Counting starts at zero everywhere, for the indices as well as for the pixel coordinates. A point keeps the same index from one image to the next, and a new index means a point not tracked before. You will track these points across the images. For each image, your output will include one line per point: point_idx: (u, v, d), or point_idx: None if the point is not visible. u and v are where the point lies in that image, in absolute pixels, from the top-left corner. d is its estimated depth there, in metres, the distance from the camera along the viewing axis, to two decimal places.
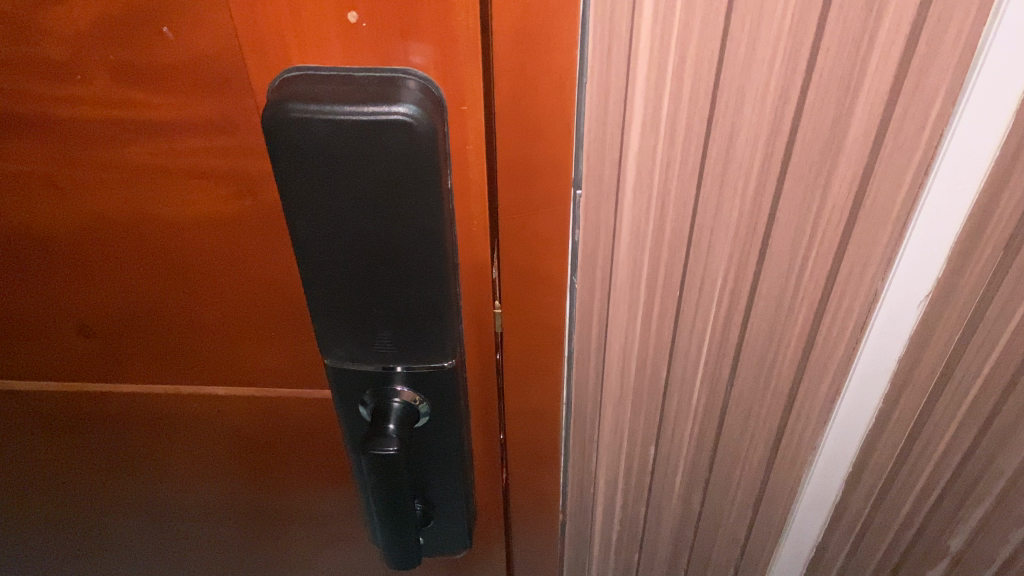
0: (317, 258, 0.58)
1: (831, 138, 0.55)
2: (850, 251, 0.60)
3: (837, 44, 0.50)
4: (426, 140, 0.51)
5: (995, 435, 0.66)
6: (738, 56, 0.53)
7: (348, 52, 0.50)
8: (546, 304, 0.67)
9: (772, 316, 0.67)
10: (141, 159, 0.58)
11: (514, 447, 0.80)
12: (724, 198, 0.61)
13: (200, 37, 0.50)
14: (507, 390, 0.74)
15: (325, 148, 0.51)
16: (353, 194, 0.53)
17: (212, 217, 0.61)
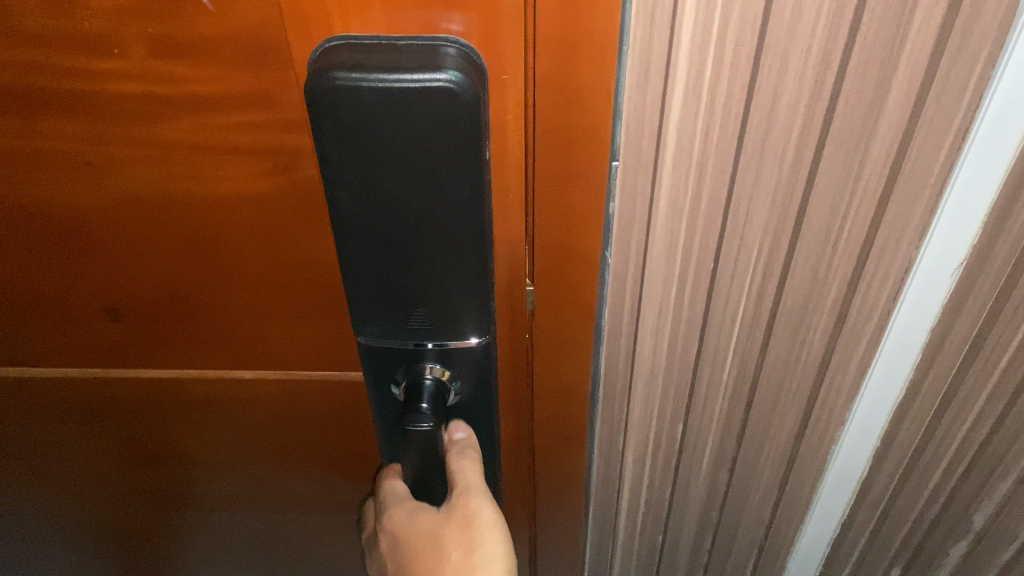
0: (355, 231, 0.57)
1: (873, 102, 0.55)
2: (887, 220, 0.60)
3: (882, 5, 0.50)
4: (469, 107, 0.50)
5: (1021, 413, 0.65)
6: (783, 21, 0.52)
7: (391, 21, 0.50)
8: (578, 279, 0.67)
9: (807, 289, 0.67)
10: (173, 135, 0.57)
11: (541, 425, 0.79)
12: (764, 166, 0.61)
13: (241, 8, 0.49)
14: (538, 369, 0.74)
15: (368, 118, 0.50)
16: (394, 164, 0.53)
17: (246, 195, 0.60)
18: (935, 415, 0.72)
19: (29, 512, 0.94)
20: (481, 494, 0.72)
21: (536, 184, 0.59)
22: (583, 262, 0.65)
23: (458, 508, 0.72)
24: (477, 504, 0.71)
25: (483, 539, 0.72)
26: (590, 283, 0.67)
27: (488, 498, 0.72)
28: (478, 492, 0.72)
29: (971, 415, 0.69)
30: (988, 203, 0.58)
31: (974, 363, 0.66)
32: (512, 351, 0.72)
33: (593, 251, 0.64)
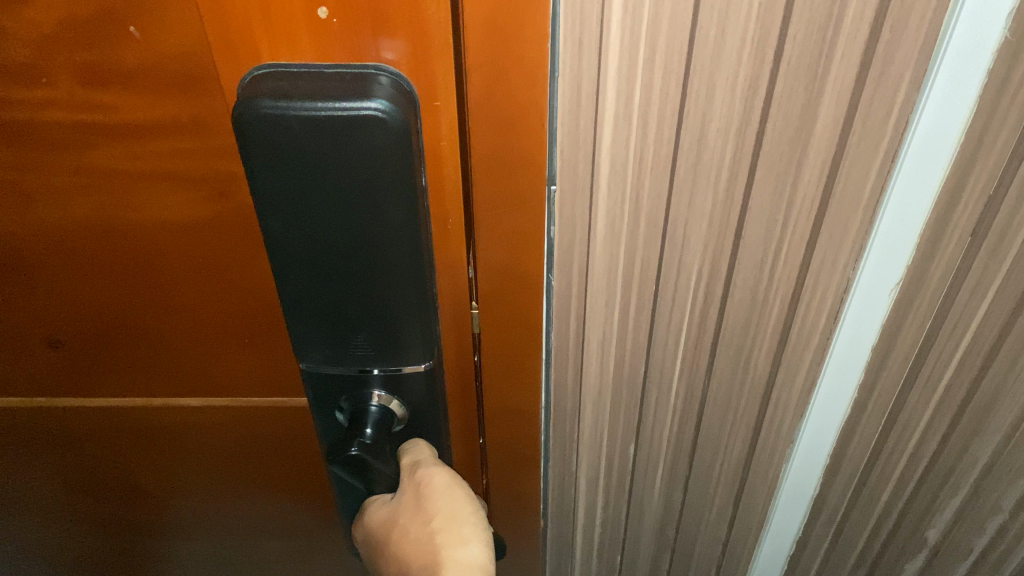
0: (292, 259, 0.57)
1: (800, 126, 0.55)
2: (821, 242, 0.61)
3: (803, 31, 0.51)
4: (399, 135, 0.50)
5: (963, 433, 0.65)
6: (708, 45, 0.54)
7: (319, 47, 0.49)
8: (520, 302, 0.67)
9: (747, 307, 0.67)
10: (107, 163, 0.56)
11: (493, 448, 0.80)
12: (698, 188, 0.61)
13: (171, 35, 0.49)
14: (486, 393, 0.74)
15: (298, 145, 0.50)
16: (327, 192, 0.53)
17: (187, 223, 0.60)
18: (881, 433, 0.72)
19: None
20: (430, 463, 0.71)
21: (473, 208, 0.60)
22: (525, 286, 0.66)
23: (409, 481, 0.71)
24: (426, 471, 0.70)
25: (438, 503, 0.69)
26: (533, 307, 0.67)
27: (439, 465, 0.71)
28: (428, 463, 0.71)
29: (915, 433, 0.69)
30: (923, 217, 0.57)
31: (915, 381, 0.66)
32: (461, 376, 0.73)
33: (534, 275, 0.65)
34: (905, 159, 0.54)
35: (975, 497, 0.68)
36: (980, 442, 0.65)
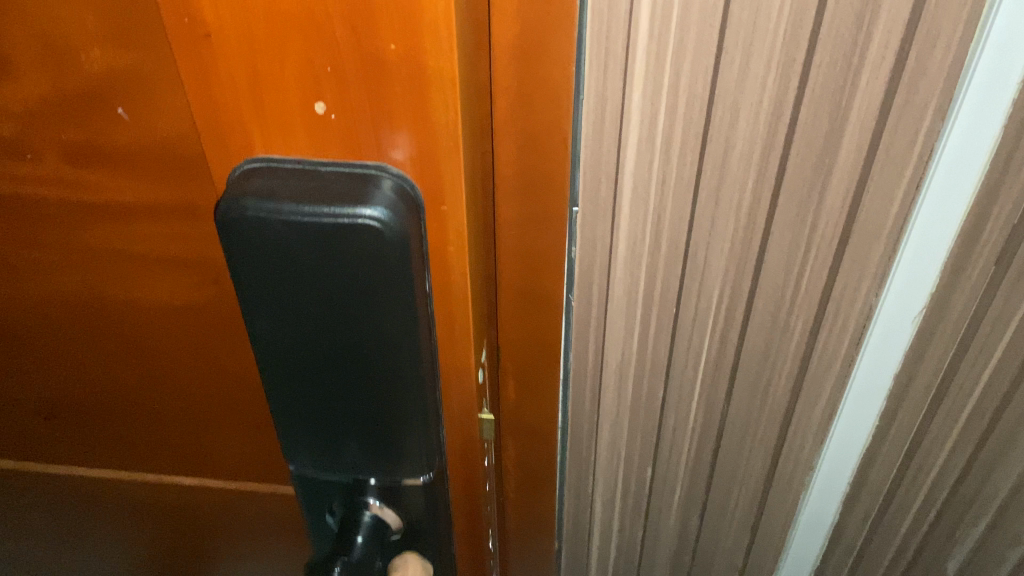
0: (278, 367, 0.49)
1: (823, 154, 0.54)
2: (845, 268, 0.59)
3: (828, 60, 0.50)
4: (397, 249, 0.42)
5: (983, 464, 0.64)
6: (731, 73, 0.52)
7: (317, 142, 0.42)
8: (541, 330, 0.66)
9: (767, 333, 0.66)
10: (98, 245, 0.57)
11: (511, 468, 0.79)
12: (719, 214, 0.60)
13: (157, 124, 0.49)
14: (502, 411, 0.74)
15: (283, 252, 0.43)
16: (314, 298, 0.45)
17: (187, 313, 0.62)
18: (902, 463, 0.71)
19: None
20: None
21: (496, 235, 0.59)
22: (545, 316, 0.65)
23: None
24: None
25: None
26: (554, 338, 0.66)
27: None
28: None
29: (940, 460, 0.68)
30: (947, 244, 0.56)
31: (937, 411, 0.65)
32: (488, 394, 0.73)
33: (554, 307, 0.64)
34: (924, 195, 0.54)
35: (998, 526, 0.66)
36: (1001, 471, 0.64)
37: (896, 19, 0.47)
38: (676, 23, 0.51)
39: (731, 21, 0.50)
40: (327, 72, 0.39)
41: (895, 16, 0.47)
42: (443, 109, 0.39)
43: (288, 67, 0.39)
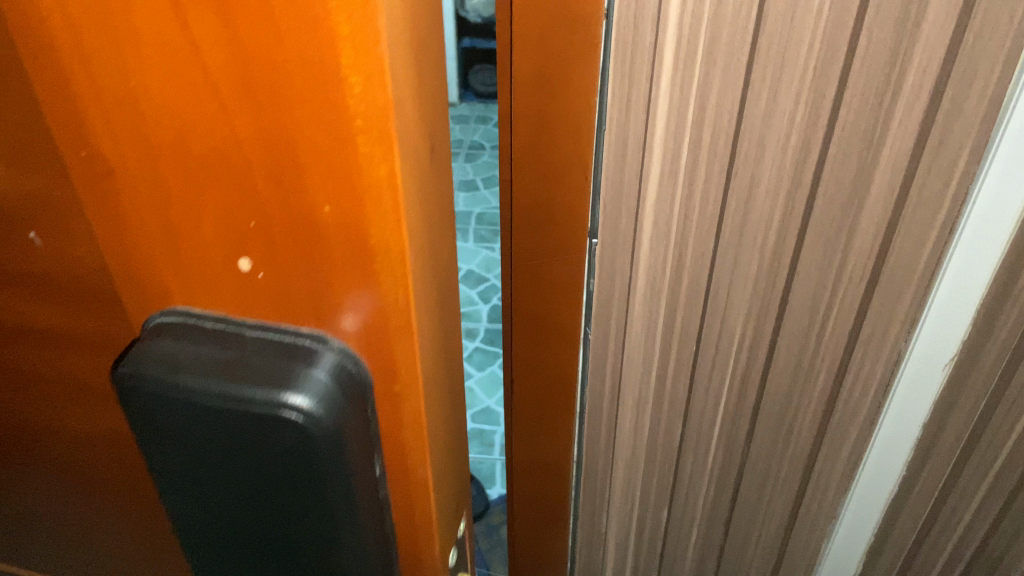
0: (207, 539, 0.45)
1: (853, 193, 0.53)
2: (872, 312, 0.57)
3: (859, 96, 0.48)
4: (315, 442, 0.37)
5: (993, 554, 0.60)
6: (760, 106, 0.52)
7: (241, 300, 0.39)
8: (557, 337, 0.71)
9: (791, 374, 0.64)
10: (25, 360, 0.53)
11: (522, 478, 0.85)
12: (743, 250, 0.59)
13: (71, 253, 0.44)
14: (517, 424, 0.80)
15: (197, 429, 0.39)
16: (235, 478, 0.41)
17: (105, 439, 0.56)
18: (917, 539, 0.66)
19: None
20: None
21: (515, 245, 0.66)
22: (562, 323, 0.70)
23: None
24: None
25: None
26: (569, 344, 0.72)
27: None
28: None
29: (946, 549, 0.64)
30: (969, 315, 0.53)
31: (950, 493, 0.61)
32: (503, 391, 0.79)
33: (571, 316, 0.69)
34: (952, 253, 0.51)
35: None
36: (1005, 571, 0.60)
37: (931, 59, 0.45)
38: (703, 54, 0.51)
39: (760, 54, 0.50)
40: (252, 226, 0.36)
41: (930, 56, 0.45)
42: (384, 283, 0.35)
43: (211, 222, 0.36)
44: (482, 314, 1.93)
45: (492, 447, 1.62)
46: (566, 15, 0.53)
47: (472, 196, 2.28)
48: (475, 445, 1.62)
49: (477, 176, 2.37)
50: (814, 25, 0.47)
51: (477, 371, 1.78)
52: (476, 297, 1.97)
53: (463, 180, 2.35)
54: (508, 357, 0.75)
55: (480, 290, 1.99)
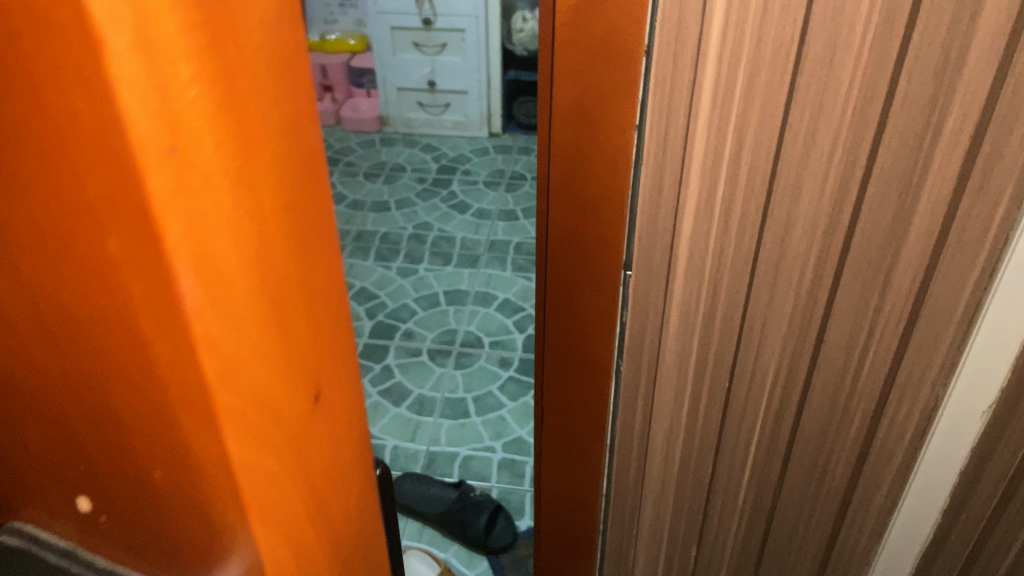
0: None
1: (890, 235, 0.52)
2: (909, 355, 0.56)
3: (897, 139, 0.48)
4: None
5: None
6: (797, 146, 0.52)
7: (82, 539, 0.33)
8: (588, 366, 0.72)
9: (825, 416, 0.63)
10: None
11: (549, 501, 0.85)
12: (778, 289, 0.59)
13: None
14: (547, 449, 0.81)
15: None
16: None
17: None
18: None
19: None
20: None
21: (549, 274, 0.67)
22: (594, 353, 0.71)
23: None
24: None
25: None
26: (601, 374, 0.73)
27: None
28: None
29: None
30: (1004, 368, 0.52)
31: (985, 548, 0.59)
32: (536, 415, 0.80)
33: (603, 347, 0.70)
34: (992, 298, 0.50)
35: None
36: None
37: (970, 105, 0.45)
38: (742, 94, 0.51)
39: (798, 96, 0.50)
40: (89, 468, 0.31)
41: (969, 103, 0.45)
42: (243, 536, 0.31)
43: (40, 460, 0.31)
44: (517, 342, 1.92)
45: (522, 478, 1.61)
46: (606, 53, 0.55)
47: (511, 226, 2.30)
48: (505, 474, 1.62)
49: (517, 205, 2.38)
50: (854, 67, 0.47)
51: (509, 400, 1.78)
52: (511, 326, 1.97)
53: (503, 209, 2.36)
54: (540, 383, 0.76)
55: (516, 319, 1.99)
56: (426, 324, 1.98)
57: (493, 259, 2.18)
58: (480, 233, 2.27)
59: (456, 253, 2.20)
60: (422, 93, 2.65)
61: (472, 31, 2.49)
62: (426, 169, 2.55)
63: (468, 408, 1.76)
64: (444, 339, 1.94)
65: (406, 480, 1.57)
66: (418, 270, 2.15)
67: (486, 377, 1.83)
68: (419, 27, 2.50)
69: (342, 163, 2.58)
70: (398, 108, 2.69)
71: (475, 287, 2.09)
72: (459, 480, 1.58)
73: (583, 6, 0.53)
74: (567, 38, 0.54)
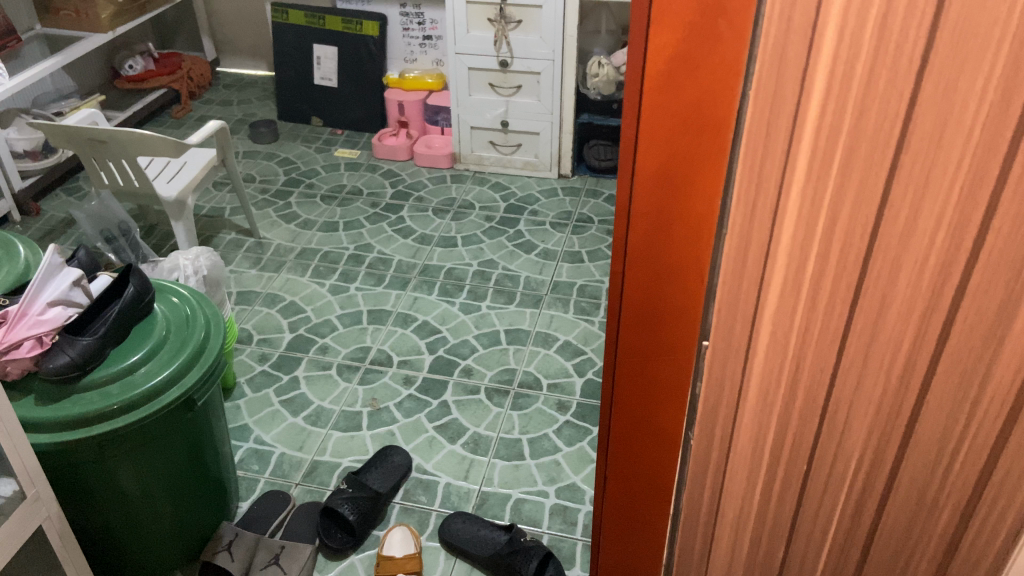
0: None
1: (995, 323, 0.51)
2: (1013, 450, 0.54)
3: (1009, 224, 0.47)
4: None
5: None
6: (897, 225, 0.49)
7: None
8: (657, 432, 0.69)
9: (913, 506, 0.61)
10: None
11: (607, 567, 0.83)
12: (867, 372, 0.56)
13: None
14: (608, 515, 0.78)
15: None
16: None
17: None
18: None
19: (91, 452, 1.22)
20: None
21: (622, 339, 0.64)
22: (663, 419, 0.68)
23: None
24: None
25: None
26: (670, 441, 0.69)
27: None
28: None
29: None
30: None
31: None
32: (597, 481, 0.77)
33: (674, 413, 0.67)
34: None
35: None
36: None
37: None
38: (839, 167, 0.48)
39: (900, 174, 0.47)
40: None
41: None
42: None
43: None
44: (575, 386, 1.89)
45: (574, 526, 1.57)
46: (696, 119, 0.52)
47: (576, 267, 2.28)
48: (557, 521, 1.58)
49: (583, 248, 2.37)
50: (963, 148, 0.46)
51: (565, 444, 1.75)
52: (571, 369, 1.94)
53: (568, 251, 2.35)
54: (606, 445, 0.73)
55: (576, 362, 1.96)
56: (486, 361, 1.97)
57: (556, 300, 2.17)
58: (544, 274, 2.26)
59: (519, 292, 2.19)
60: (495, 132, 2.67)
61: (548, 74, 2.49)
62: (494, 208, 2.56)
63: (523, 450, 1.73)
64: (502, 377, 1.92)
65: (457, 519, 1.56)
66: (480, 307, 2.14)
67: (543, 420, 1.81)
68: (495, 69, 2.52)
69: (413, 198, 2.60)
70: (471, 146, 2.72)
71: (536, 327, 2.07)
72: (509, 523, 1.55)
73: (674, 69, 0.50)
74: (656, 102, 0.52)
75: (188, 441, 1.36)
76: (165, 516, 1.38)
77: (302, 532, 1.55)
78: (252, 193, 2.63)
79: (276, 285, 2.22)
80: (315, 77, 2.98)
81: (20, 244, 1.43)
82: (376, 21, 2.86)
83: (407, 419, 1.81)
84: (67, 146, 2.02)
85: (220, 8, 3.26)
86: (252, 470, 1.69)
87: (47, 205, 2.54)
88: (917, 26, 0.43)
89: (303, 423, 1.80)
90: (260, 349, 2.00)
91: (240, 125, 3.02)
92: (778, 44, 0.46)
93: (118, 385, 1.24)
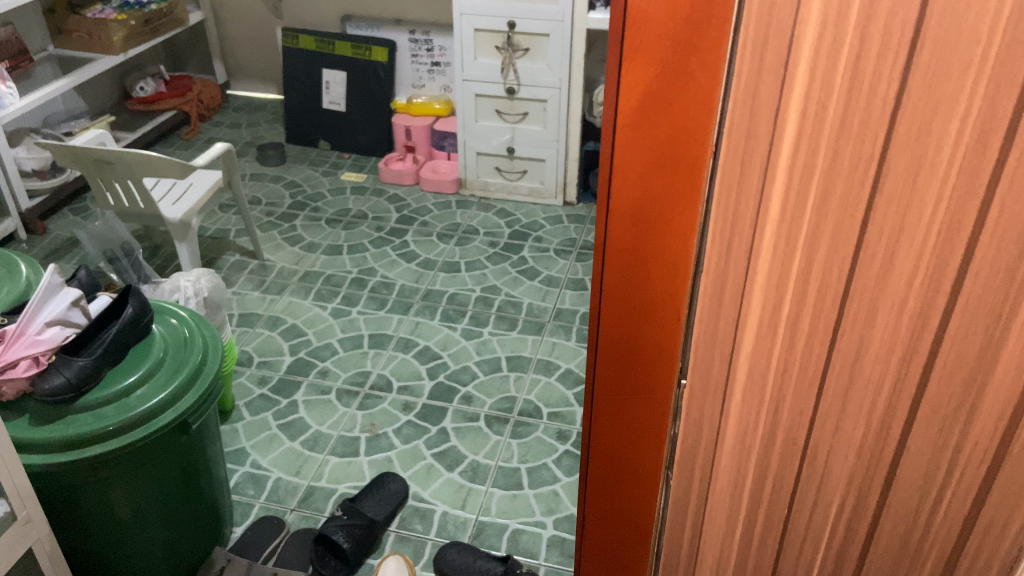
0: None
1: (975, 369, 0.49)
2: (992, 504, 0.53)
3: (987, 270, 0.46)
4: None
5: None
6: (872, 268, 0.48)
7: None
8: (635, 471, 0.67)
9: (894, 557, 0.59)
10: None
11: None
12: (847, 415, 0.54)
13: None
14: (587, 557, 0.76)
15: None
16: None
17: None
18: None
19: (84, 473, 1.20)
20: None
21: (599, 376, 0.63)
22: (642, 457, 0.66)
23: None
24: None
25: None
26: (649, 482, 0.67)
27: None
28: None
29: None
30: None
31: None
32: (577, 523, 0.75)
33: (651, 451, 0.66)
34: None
35: None
36: None
37: None
38: (813, 209, 0.47)
39: (876, 216, 0.46)
40: None
41: None
42: None
43: None
44: (576, 416, 1.87)
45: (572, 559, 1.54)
46: (669, 155, 0.51)
47: (579, 295, 2.27)
48: (554, 553, 1.56)
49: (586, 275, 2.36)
50: (939, 189, 0.45)
51: (564, 474, 1.73)
52: (572, 399, 1.92)
53: (572, 278, 2.34)
54: (584, 484, 0.71)
55: (576, 392, 1.94)
56: (486, 389, 1.94)
57: (559, 327, 2.15)
58: (547, 301, 2.25)
59: (522, 319, 2.18)
60: (501, 159, 2.67)
61: (554, 102, 2.49)
62: (498, 233, 2.55)
63: (522, 480, 1.71)
64: (503, 405, 1.90)
65: (453, 549, 1.53)
66: (482, 333, 2.12)
67: (543, 449, 1.78)
68: (502, 95, 2.53)
69: (417, 223, 2.60)
70: (476, 172, 2.72)
71: (538, 354, 2.06)
72: (506, 554, 1.52)
73: (647, 105, 0.49)
74: (629, 137, 0.50)
75: (182, 464, 1.34)
76: (157, 540, 1.36)
77: (297, 562, 1.53)
78: (257, 215, 2.63)
79: (278, 308, 2.21)
80: (323, 102, 3.00)
81: (22, 263, 1.43)
82: (385, 47, 2.88)
83: (406, 446, 1.79)
84: (74, 167, 2.02)
85: (231, 33, 3.30)
86: (247, 495, 1.67)
87: (54, 224, 2.55)
88: (891, 66, 0.42)
89: (300, 447, 1.79)
90: (259, 373, 1.99)
91: (247, 147, 3.03)
92: (750, 84, 0.45)
93: (113, 407, 1.23)
